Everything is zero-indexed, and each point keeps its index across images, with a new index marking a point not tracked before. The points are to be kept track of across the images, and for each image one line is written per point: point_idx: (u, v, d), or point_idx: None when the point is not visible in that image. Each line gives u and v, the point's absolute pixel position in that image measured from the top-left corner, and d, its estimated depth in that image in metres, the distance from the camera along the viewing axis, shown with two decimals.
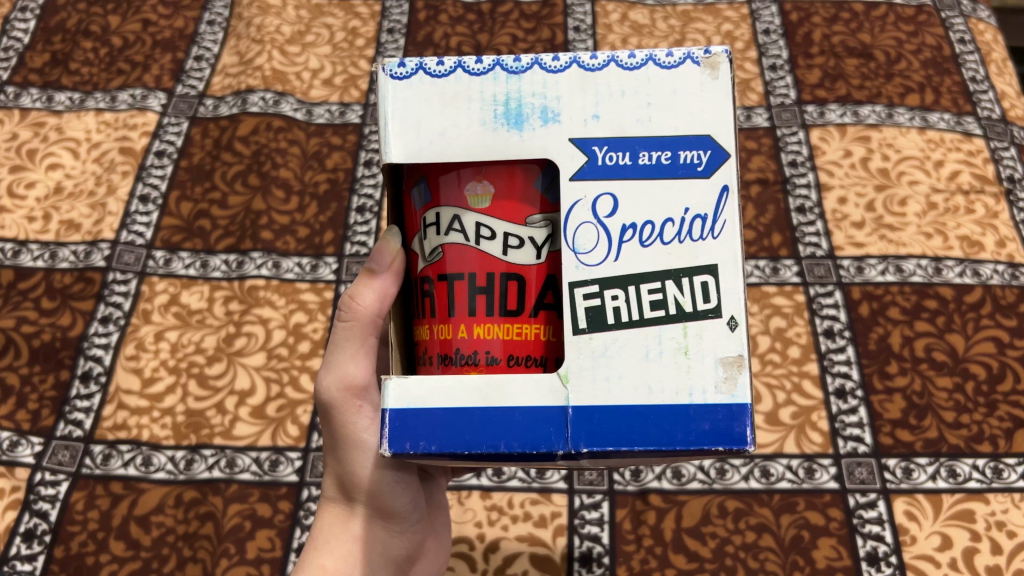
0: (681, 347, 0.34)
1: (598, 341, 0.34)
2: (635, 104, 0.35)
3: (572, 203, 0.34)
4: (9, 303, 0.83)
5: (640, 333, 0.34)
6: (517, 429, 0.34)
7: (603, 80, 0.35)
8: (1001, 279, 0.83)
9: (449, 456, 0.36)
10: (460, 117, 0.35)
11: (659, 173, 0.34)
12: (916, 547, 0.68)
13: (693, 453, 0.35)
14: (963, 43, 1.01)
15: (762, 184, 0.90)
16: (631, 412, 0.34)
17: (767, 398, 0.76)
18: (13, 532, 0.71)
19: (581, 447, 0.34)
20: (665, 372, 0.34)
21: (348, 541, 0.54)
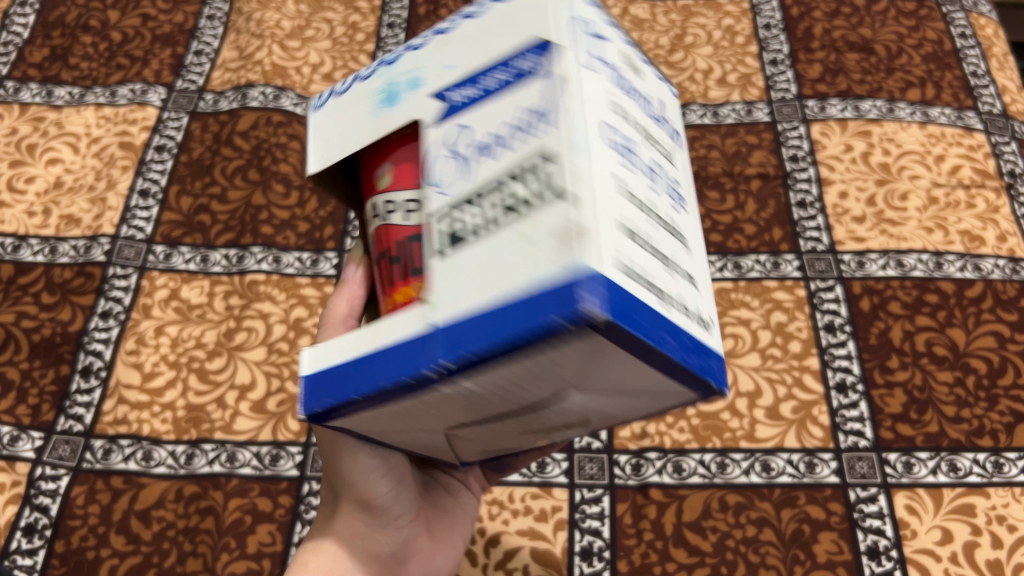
0: (522, 234, 0.30)
1: (450, 256, 0.32)
2: (480, 44, 0.36)
3: (434, 141, 0.35)
4: (9, 298, 0.83)
5: (486, 236, 0.31)
6: (389, 363, 0.33)
7: (456, 40, 0.38)
8: (1002, 274, 0.83)
9: (356, 413, 0.35)
10: (354, 116, 0.40)
11: (501, 83, 0.34)
12: (916, 541, 0.68)
13: (569, 349, 0.29)
14: (964, 37, 1.01)
15: (762, 179, 0.90)
16: (470, 315, 0.30)
17: (767, 392, 0.76)
18: (13, 527, 0.71)
19: (440, 369, 0.31)
20: (500, 263, 0.30)
21: (329, 535, 0.55)
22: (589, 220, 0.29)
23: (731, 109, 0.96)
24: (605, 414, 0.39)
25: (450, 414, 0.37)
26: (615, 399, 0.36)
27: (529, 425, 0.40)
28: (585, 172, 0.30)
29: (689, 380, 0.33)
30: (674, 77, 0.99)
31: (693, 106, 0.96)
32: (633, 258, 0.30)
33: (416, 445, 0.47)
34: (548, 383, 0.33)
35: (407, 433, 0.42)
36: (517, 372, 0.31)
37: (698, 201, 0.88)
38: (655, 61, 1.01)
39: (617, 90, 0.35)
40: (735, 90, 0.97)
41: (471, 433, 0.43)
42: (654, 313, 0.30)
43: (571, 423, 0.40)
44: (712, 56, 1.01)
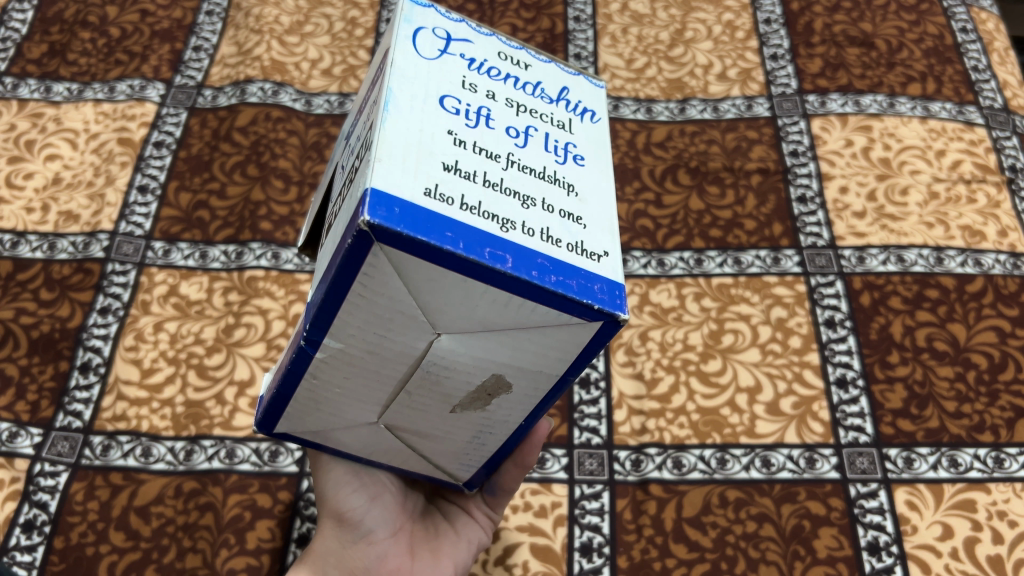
0: (352, 198, 0.39)
1: (327, 247, 0.42)
2: (372, 89, 0.48)
3: (343, 167, 0.47)
4: (8, 293, 0.82)
5: (342, 214, 0.40)
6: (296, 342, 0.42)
7: (364, 99, 0.50)
8: (1003, 269, 0.82)
9: (288, 400, 0.46)
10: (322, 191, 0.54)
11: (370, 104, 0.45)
12: (917, 536, 0.68)
13: (378, 266, 0.36)
14: (964, 32, 1.00)
15: (763, 174, 0.90)
16: (321, 276, 0.40)
17: (768, 388, 0.76)
18: (13, 524, 0.70)
19: (306, 331, 0.40)
20: (338, 228, 0.39)
21: (308, 553, 0.59)
22: (382, 152, 0.37)
23: (731, 104, 0.95)
24: (521, 368, 0.42)
25: (359, 393, 0.45)
26: (503, 344, 0.41)
27: (446, 395, 0.44)
28: (399, 129, 0.39)
29: (540, 292, 0.37)
30: (674, 72, 0.99)
31: (693, 101, 0.96)
32: (437, 187, 0.37)
33: (374, 452, 0.52)
34: (409, 326, 0.40)
35: (350, 431, 0.49)
36: (364, 313, 0.39)
37: (699, 196, 0.88)
38: (654, 56, 1.00)
39: (462, 76, 0.44)
40: (735, 85, 0.97)
41: (405, 418, 0.47)
42: (466, 229, 0.36)
43: (491, 387, 0.44)
44: (711, 51, 1.01)
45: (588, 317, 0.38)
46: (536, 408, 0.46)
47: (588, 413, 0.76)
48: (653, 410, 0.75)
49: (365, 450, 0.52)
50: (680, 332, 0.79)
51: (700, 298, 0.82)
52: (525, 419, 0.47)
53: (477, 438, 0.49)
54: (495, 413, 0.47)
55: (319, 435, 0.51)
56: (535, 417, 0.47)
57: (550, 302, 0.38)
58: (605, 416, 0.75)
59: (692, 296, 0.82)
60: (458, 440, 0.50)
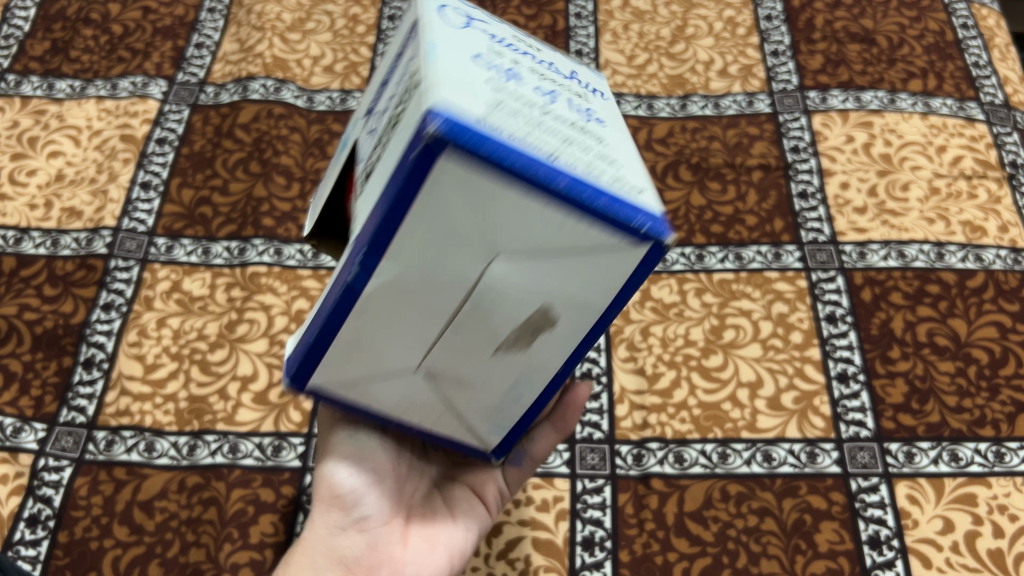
0: (402, 130, 0.37)
1: (370, 188, 0.39)
2: (393, 71, 0.48)
3: (372, 134, 0.45)
4: (12, 290, 0.83)
5: (388, 153, 0.38)
6: (341, 282, 0.39)
7: (382, 85, 0.49)
8: (1004, 264, 0.82)
9: (325, 352, 0.42)
10: (337, 178, 0.51)
11: (401, 68, 0.43)
12: (918, 530, 0.68)
13: (444, 178, 0.34)
14: (965, 28, 1.00)
15: (764, 170, 0.90)
16: (372, 203, 0.37)
17: (769, 382, 0.76)
18: (17, 518, 0.71)
19: (357, 259, 0.37)
20: (392, 153, 0.37)
21: (299, 540, 0.54)
22: (435, 78, 0.36)
23: (732, 100, 0.96)
24: (570, 300, 0.40)
25: (400, 340, 0.42)
26: (559, 269, 0.38)
27: (492, 331, 0.41)
28: (446, 65, 0.38)
29: (603, 207, 0.35)
30: (675, 68, 0.99)
31: (694, 98, 0.96)
32: (495, 108, 0.36)
33: (407, 411, 0.47)
34: (465, 246, 0.37)
35: (387, 382, 0.45)
36: (424, 230, 0.36)
37: (700, 192, 0.88)
38: (655, 52, 1.01)
39: (491, 41, 0.44)
40: (736, 81, 0.97)
41: (447, 363, 0.43)
42: (529, 144, 0.35)
43: (537, 322, 0.41)
44: (713, 48, 1.01)
45: (646, 239, 0.37)
46: (578, 351, 0.44)
47: (589, 408, 0.76)
48: (655, 405, 0.76)
49: (399, 408, 0.47)
50: (682, 327, 0.80)
51: (701, 294, 0.82)
52: (566, 364, 0.44)
53: (516, 392, 0.46)
54: (538, 361, 0.44)
55: (352, 389, 0.45)
56: (578, 361, 0.44)
57: (613, 218, 0.36)
58: (607, 410, 0.76)
59: (693, 291, 0.82)
60: (496, 390, 0.46)
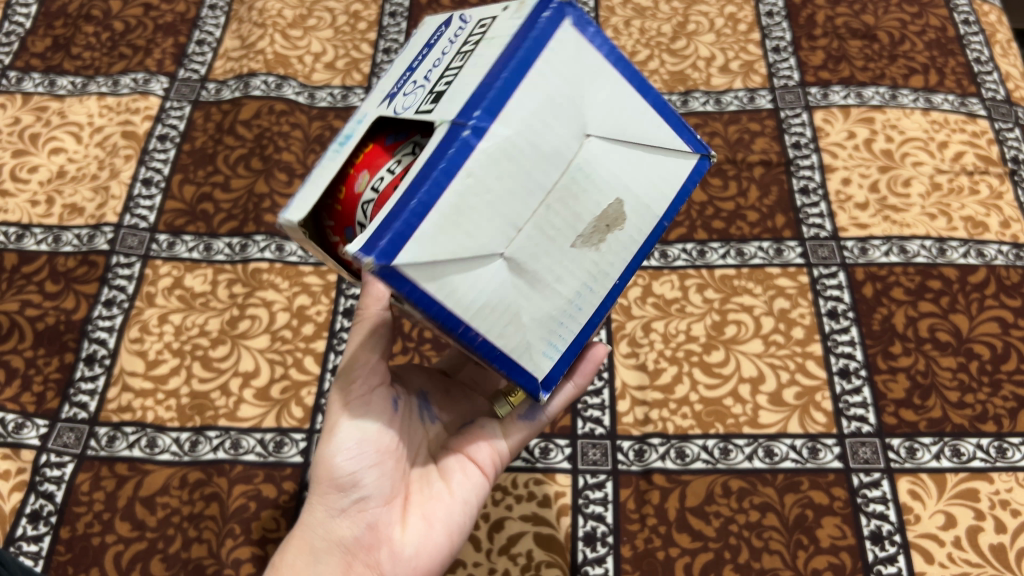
0: (487, 40, 0.42)
1: (448, 93, 0.41)
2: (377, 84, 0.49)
3: (414, 91, 0.43)
4: (14, 286, 0.83)
5: (467, 63, 0.41)
6: (441, 151, 0.37)
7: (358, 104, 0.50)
8: (1006, 260, 0.82)
9: (416, 229, 0.37)
10: (323, 172, 0.43)
11: (429, 50, 0.46)
12: (920, 526, 0.68)
13: (558, 50, 0.41)
14: (967, 24, 1.00)
15: (765, 166, 0.90)
16: (476, 79, 0.39)
17: (770, 378, 0.76)
18: (20, 514, 0.71)
19: (475, 114, 0.38)
20: (487, 51, 0.41)
21: (296, 527, 0.53)
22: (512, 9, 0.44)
23: (734, 96, 0.96)
24: (636, 198, 0.44)
25: (492, 222, 0.39)
26: (633, 157, 0.43)
27: (577, 217, 0.41)
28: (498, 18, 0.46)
29: (659, 105, 0.46)
30: (676, 64, 0.99)
31: (695, 94, 0.96)
32: None
33: (479, 315, 0.40)
34: (565, 118, 0.41)
35: (471, 272, 0.39)
36: (537, 98, 0.40)
37: (702, 189, 0.88)
38: (657, 49, 1.01)
39: None
40: (738, 78, 0.97)
41: (530, 252, 0.40)
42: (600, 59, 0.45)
43: (610, 217, 0.43)
44: (714, 44, 1.01)
45: (685, 143, 0.47)
46: (629, 265, 0.46)
47: (590, 403, 0.76)
48: (656, 400, 0.76)
49: (472, 310, 0.40)
50: (683, 323, 0.80)
51: (702, 290, 0.82)
52: (621, 277, 0.46)
53: (577, 306, 0.44)
54: (605, 265, 0.44)
55: (430, 270, 0.38)
56: (631, 273, 0.46)
57: (663, 116, 0.46)
58: (609, 406, 0.76)
59: (695, 287, 0.82)
60: (563, 298, 0.43)
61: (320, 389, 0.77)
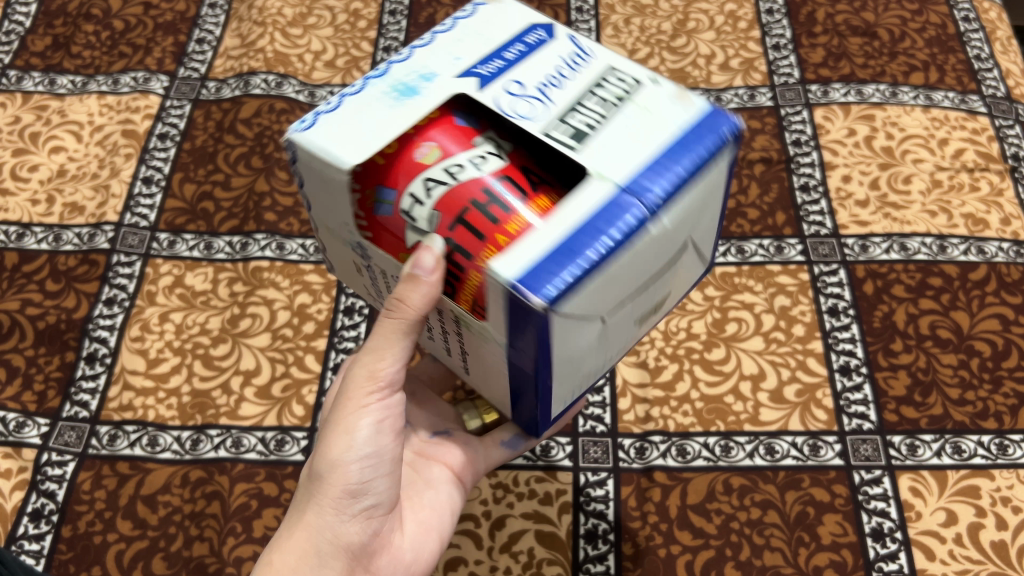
0: (643, 109, 0.41)
1: (597, 142, 0.39)
2: (454, 41, 0.45)
3: (523, 95, 0.41)
4: (14, 285, 0.83)
5: (619, 122, 0.40)
6: (608, 216, 0.36)
7: (426, 46, 0.45)
8: (1007, 257, 0.82)
9: (577, 291, 0.36)
10: (372, 117, 0.41)
11: (534, 57, 0.44)
12: (921, 522, 0.68)
13: (720, 162, 0.41)
14: (967, 21, 1.00)
15: (765, 164, 0.90)
16: (648, 157, 0.39)
17: (771, 375, 0.76)
18: (21, 512, 0.71)
19: (650, 195, 0.37)
20: (646, 122, 0.40)
21: (294, 527, 0.50)
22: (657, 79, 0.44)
23: (734, 94, 0.96)
24: (678, 292, 0.47)
25: (613, 297, 0.39)
26: (698, 261, 0.47)
27: (649, 299, 0.44)
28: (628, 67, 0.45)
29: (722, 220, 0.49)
30: (677, 62, 0.99)
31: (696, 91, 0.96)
32: None
33: (564, 365, 0.40)
34: (694, 220, 0.41)
35: (580, 335, 0.39)
36: (692, 199, 0.40)
37: None
38: (657, 46, 1.01)
39: None
40: (738, 75, 0.97)
41: (616, 324, 0.42)
42: None
43: (660, 303, 0.46)
44: (714, 41, 1.01)
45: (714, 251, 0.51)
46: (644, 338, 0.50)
47: (592, 401, 0.76)
48: (657, 398, 0.76)
49: (561, 364, 0.40)
50: (684, 320, 0.80)
51: (703, 287, 0.82)
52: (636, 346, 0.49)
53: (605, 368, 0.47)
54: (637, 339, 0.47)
55: (564, 325, 0.37)
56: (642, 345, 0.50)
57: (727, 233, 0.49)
58: (610, 404, 0.76)
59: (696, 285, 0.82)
60: (604, 361, 0.45)
61: (321, 388, 0.77)
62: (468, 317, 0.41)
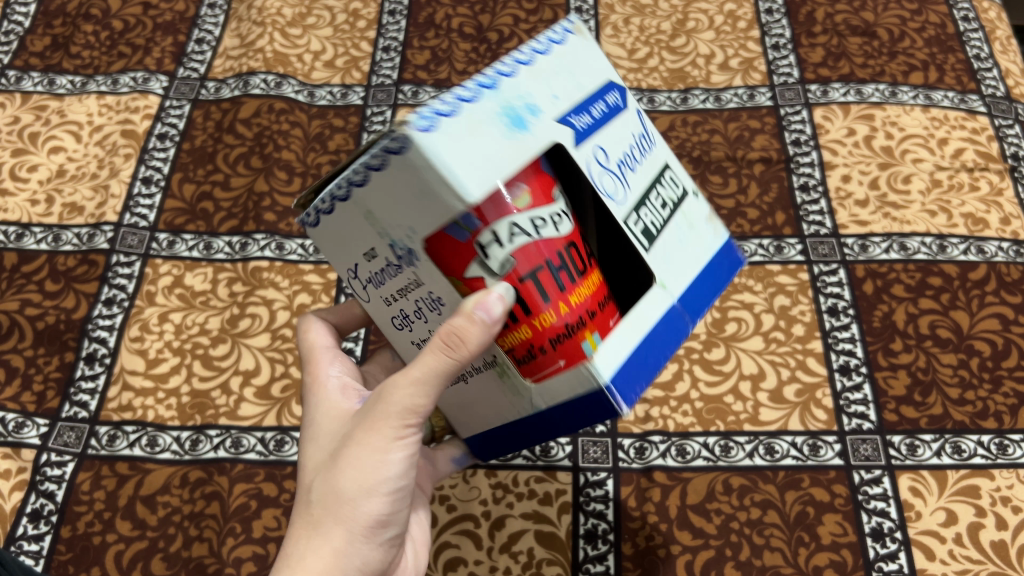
0: (688, 224, 0.47)
1: (659, 247, 0.43)
2: (554, 70, 0.41)
3: (606, 168, 0.42)
4: (13, 286, 0.83)
5: (671, 229, 0.45)
6: (665, 334, 0.43)
7: (529, 63, 0.40)
8: (1006, 256, 0.82)
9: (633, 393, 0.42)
10: (491, 144, 0.36)
11: (616, 123, 0.44)
12: (921, 522, 0.68)
13: None
14: (966, 21, 1.00)
15: (765, 163, 0.90)
16: (691, 279, 0.45)
17: (771, 374, 0.76)
18: (21, 513, 0.71)
19: (691, 317, 0.44)
20: (691, 240, 0.46)
21: (313, 558, 0.46)
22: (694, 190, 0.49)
23: (733, 94, 0.96)
24: None
25: None
26: None
27: None
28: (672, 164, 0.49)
29: None
30: (676, 62, 0.99)
31: (695, 91, 0.96)
32: None
33: None
34: None
35: None
36: None
37: (702, 185, 0.88)
38: (656, 46, 1.01)
39: None
40: (737, 75, 0.97)
41: None
42: None
43: None
44: (714, 41, 1.01)
45: None
46: None
47: None
48: (657, 398, 0.76)
49: None
50: None
51: None
52: None
53: None
54: None
55: None
56: None
57: None
58: None
59: None
60: None
61: None
62: (505, 364, 0.43)
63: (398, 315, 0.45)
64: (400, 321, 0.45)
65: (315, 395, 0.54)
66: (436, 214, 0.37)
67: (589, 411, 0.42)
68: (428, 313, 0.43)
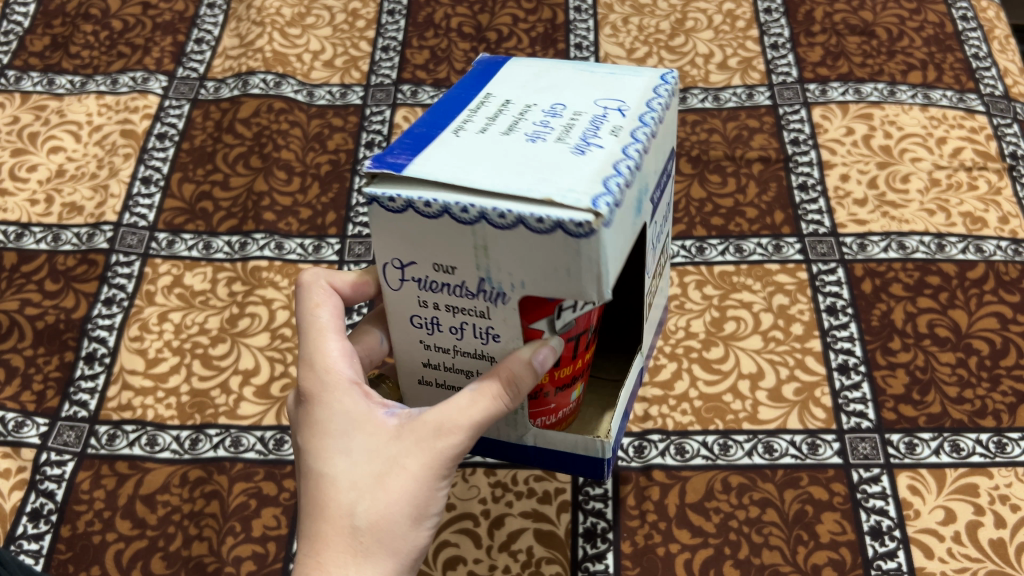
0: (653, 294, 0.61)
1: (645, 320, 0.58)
2: (656, 148, 0.47)
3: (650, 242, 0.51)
4: (13, 285, 0.83)
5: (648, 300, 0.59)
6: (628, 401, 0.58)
7: (652, 142, 0.46)
8: (1004, 255, 0.82)
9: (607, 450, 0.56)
10: (623, 235, 0.42)
11: (661, 199, 0.52)
12: (919, 521, 0.68)
13: None
14: (965, 20, 1.01)
15: (764, 162, 0.90)
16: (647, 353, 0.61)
17: (770, 373, 0.76)
18: (20, 512, 0.71)
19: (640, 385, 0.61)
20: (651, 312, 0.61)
21: None
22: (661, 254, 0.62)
23: (732, 93, 0.96)
24: None
25: None
26: None
27: None
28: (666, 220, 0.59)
29: None
30: (675, 60, 0.99)
31: (694, 91, 0.96)
32: None
33: None
34: None
35: None
36: None
37: (700, 184, 0.89)
38: (655, 45, 1.01)
39: None
40: (736, 74, 0.98)
41: None
42: None
43: None
44: (712, 40, 1.01)
45: None
46: None
47: None
48: (655, 397, 0.76)
49: None
50: (683, 319, 0.80)
51: (702, 286, 0.82)
52: None
53: None
54: None
55: None
56: None
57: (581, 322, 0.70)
58: None
59: (694, 283, 0.82)
60: None
61: None
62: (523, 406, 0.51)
63: (425, 317, 0.48)
64: (421, 321, 0.48)
65: (336, 399, 0.51)
66: (560, 286, 0.42)
67: (578, 463, 0.54)
68: (467, 334, 0.48)
